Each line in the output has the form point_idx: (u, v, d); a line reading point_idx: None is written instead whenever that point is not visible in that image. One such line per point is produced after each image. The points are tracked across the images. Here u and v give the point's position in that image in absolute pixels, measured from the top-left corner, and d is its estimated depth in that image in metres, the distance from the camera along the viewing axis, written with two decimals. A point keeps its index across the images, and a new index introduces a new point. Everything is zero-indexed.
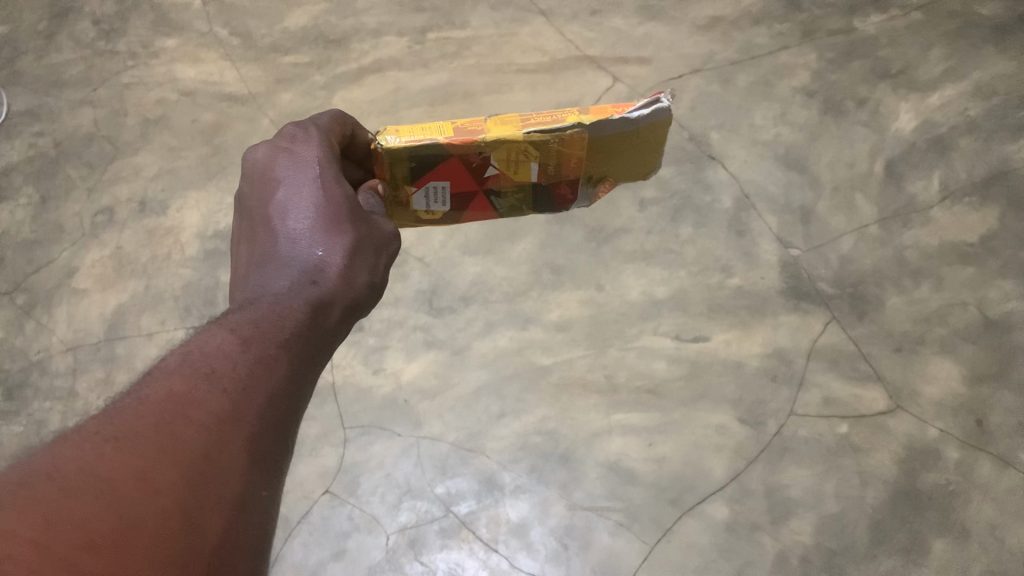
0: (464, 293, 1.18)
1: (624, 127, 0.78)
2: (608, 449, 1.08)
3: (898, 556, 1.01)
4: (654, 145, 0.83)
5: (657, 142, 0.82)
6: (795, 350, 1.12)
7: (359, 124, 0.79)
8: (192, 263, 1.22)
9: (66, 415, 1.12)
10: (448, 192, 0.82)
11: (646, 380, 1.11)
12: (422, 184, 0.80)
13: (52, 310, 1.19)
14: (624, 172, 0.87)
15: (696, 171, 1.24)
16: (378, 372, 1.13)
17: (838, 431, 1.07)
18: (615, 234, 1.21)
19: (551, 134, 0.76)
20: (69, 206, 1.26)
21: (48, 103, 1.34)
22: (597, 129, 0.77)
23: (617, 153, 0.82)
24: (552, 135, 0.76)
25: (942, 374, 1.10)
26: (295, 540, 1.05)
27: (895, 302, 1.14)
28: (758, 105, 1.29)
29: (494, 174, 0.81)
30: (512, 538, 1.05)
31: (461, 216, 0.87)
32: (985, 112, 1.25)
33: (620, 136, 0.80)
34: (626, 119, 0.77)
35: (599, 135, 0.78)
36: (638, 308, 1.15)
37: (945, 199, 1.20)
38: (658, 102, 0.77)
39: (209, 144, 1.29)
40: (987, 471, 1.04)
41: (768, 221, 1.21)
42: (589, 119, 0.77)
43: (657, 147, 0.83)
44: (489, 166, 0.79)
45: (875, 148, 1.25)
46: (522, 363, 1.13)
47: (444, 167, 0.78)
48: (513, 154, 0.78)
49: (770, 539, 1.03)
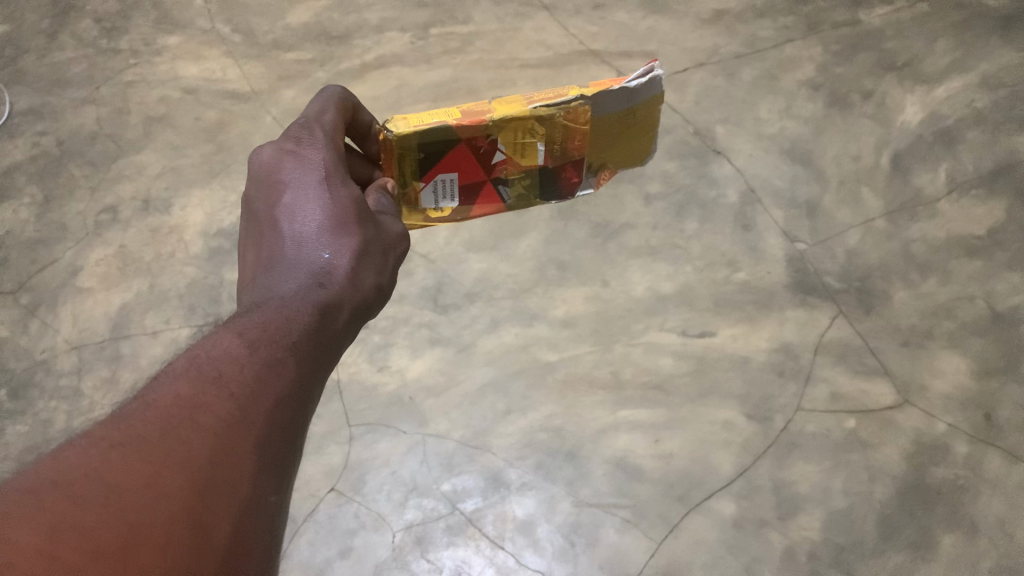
0: (468, 289, 1.17)
1: (625, 100, 0.79)
2: (615, 446, 1.08)
3: (907, 552, 1.00)
4: (652, 119, 0.84)
5: (654, 108, 0.82)
6: (802, 345, 1.12)
7: (360, 104, 0.80)
8: (196, 261, 1.22)
9: (72, 414, 1.12)
10: (457, 184, 0.81)
11: (652, 375, 1.11)
12: (433, 175, 0.80)
13: (57, 309, 1.19)
14: (625, 147, 0.86)
15: (701, 166, 1.24)
16: (383, 370, 1.13)
17: (845, 426, 1.07)
18: (620, 229, 1.20)
19: (557, 108, 0.76)
20: (72, 206, 1.26)
21: (51, 102, 1.33)
22: (600, 99, 0.77)
23: (618, 125, 0.82)
24: (555, 108, 0.76)
25: (950, 368, 1.09)
26: (302, 539, 1.04)
27: (902, 296, 1.13)
28: (763, 99, 1.28)
29: (501, 160, 0.80)
30: (519, 535, 1.04)
31: (470, 215, 0.86)
32: (991, 104, 1.24)
33: (622, 107, 0.79)
34: (626, 90, 0.78)
35: (602, 106, 0.78)
36: (644, 304, 1.15)
37: (952, 191, 1.19)
38: (654, 71, 0.78)
39: (212, 142, 1.29)
40: (995, 466, 1.03)
41: (774, 215, 1.20)
42: (591, 91, 0.77)
43: (655, 113, 0.83)
44: (496, 151, 0.79)
45: (882, 141, 1.24)
46: (527, 359, 1.13)
47: (452, 156, 0.78)
48: (520, 134, 0.78)
49: (778, 535, 1.02)
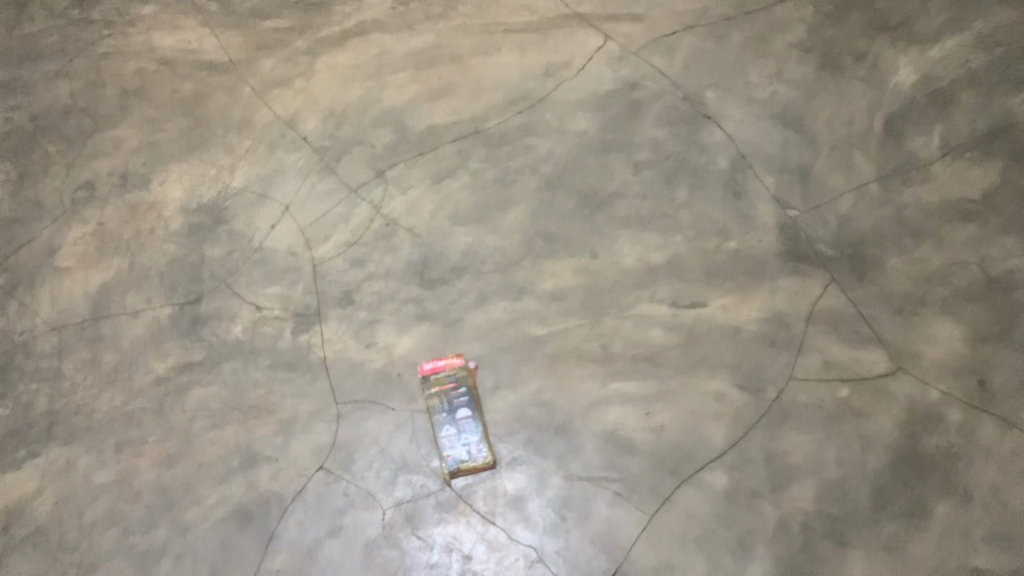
0: (455, 264, 1.15)
1: None
2: (605, 420, 1.06)
3: (900, 521, 0.99)
4: None
5: None
6: (794, 314, 1.10)
7: None
8: (176, 238, 1.19)
9: (54, 397, 1.10)
10: (467, 449, 1.04)
11: (642, 348, 1.09)
12: (439, 383, 1.08)
13: (35, 290, 1.17)
14: None
15: (691, 133, 1.22)
16: (370, 347, 1.11)
17: (838, 395, 1.06)
18: (609, 199, 1.18)
19: None
20: (49, 183, 1.23)
21: (23, 76, 1.30)
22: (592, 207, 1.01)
23: None
24: (423, 385, 1.08)
25: (943, 335, 1.08)
26: (290, 519, 1.03)
27: (895, 263, 1.12)
28: (753, 63, 1.26)
29: (449, 462, 1.04)
30: (510, 510, 1.03)
31: (459, 470, 1.04)
32: (985, 65, 1.22)
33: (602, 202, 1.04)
34: None
35: None
36: (633, 276, 1.13)
37: (945, 155, 1.18)
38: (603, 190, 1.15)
39: (190, 115, 1.26)
40: (989, 433, 1.03)
41: (765, 182, 1.18)
42: None
43: None
44: (473, 450, 1.04)
45: (874, 105, 1.22)
46: (517, 334, 1.11)
47: (455, 363, 1.09)
48: (488, 465, 1.04)
49: (770, 506, 1.01)
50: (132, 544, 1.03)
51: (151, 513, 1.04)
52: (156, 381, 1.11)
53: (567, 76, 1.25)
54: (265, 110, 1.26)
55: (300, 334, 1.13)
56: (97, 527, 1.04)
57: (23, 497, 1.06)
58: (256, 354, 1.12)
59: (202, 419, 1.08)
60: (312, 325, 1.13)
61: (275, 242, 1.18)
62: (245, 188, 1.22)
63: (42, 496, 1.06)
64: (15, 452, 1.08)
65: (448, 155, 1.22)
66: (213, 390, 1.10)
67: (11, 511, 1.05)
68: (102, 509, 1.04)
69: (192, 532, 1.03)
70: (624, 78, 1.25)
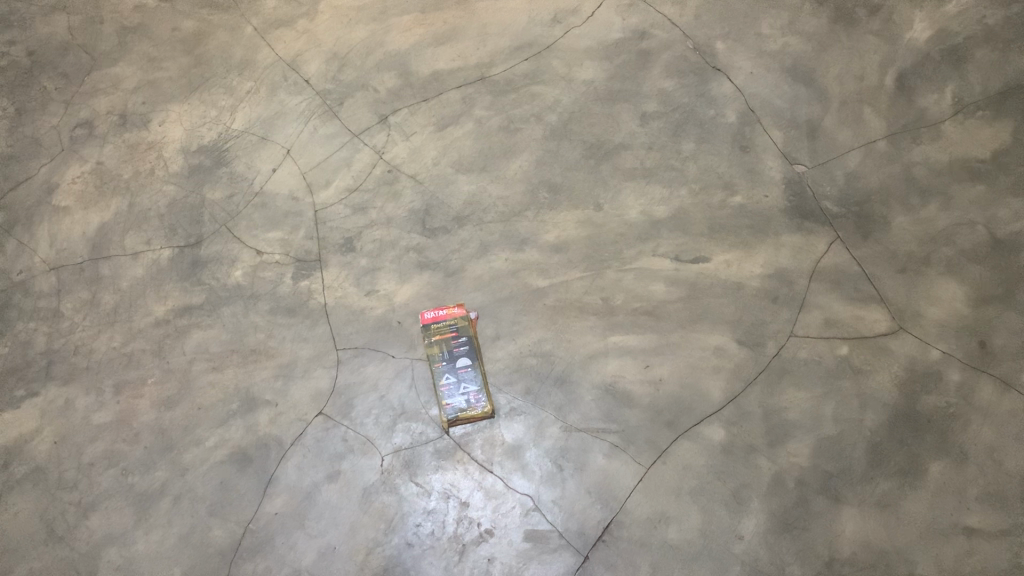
0: (458, 213, 1.14)
1: None
2: (604, 371, 1.06)
3: (895, 479, 0.99)
4: None
5: None
6: (797, 271, 1.10)
7: None
8: (176, 179, 1.18)
9: (52, 336, 1.10)
10: (466, 398, 1.05)
11: (644, 302, 1.09)
12: (438, 332, 1.07)
13: (32, 229, 1.16)
14: None
15: (699, 84, 1.20)
16: (370, 294, 1.11)
17: (838, 353, 1.06)
18: (615, 149, 1.17)
19: None
20: (46, 120, 1.22)
21: (20, 10, 1.28)
22: None
23: None
24: (423, 334, 1.08)
25: (945, 295, 1.07)
26: (289, 463, 1.03)
27: (901, 222, 1.11)
28: (765, 15, 1.24)
29: (447, 411, 1.04)
30: (507, 459, 1.03)
31: (458, 419, 1.04)
32: (1002, 22, 1.20)
33: None
34: None
35: None
36: (637, 228, 1.13)
37: (957, 113, 1.16)
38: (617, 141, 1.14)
39: (191, 54, 1.24)
40: (987, 393, 1.02)
41: (772, 136, 1.17)
42: None
43: None
44: (472, 399, 1.05)
45: (887, 60, 1.20)
46: (518, 284, 1.10)
47: (455, 313, 1.08)
48: (485, 414, 1.04)
49: (766, 461, 1.01)
50: (131, 484, 1.03)
51: (150, 453, 1.04)
52: (156, 323, 1.11)
53: (576, 22, 1.24)
54: (267, 50, 1.24)
55: (300, 280, 1.12)
56: (96, 467, 1.04)
57: (22, 436, 1.06)
58: (256, 299, 1.11)
59: (202, 362, 1.08)
60: (313, 271, 1.12)
61: (276, 186, 1.17)
62: (246, 130, 1.20)
63: (41, 435, 1.06)
64: (13, 390, 1.08)
65: (452, 101, 1.20)
66: (212, 333, 1.10)
67: (10, 450, 1.05)
68: (100, 450, 1.05)
69: (191, 473, 1.03)
70: (633, 27, 1.23)
